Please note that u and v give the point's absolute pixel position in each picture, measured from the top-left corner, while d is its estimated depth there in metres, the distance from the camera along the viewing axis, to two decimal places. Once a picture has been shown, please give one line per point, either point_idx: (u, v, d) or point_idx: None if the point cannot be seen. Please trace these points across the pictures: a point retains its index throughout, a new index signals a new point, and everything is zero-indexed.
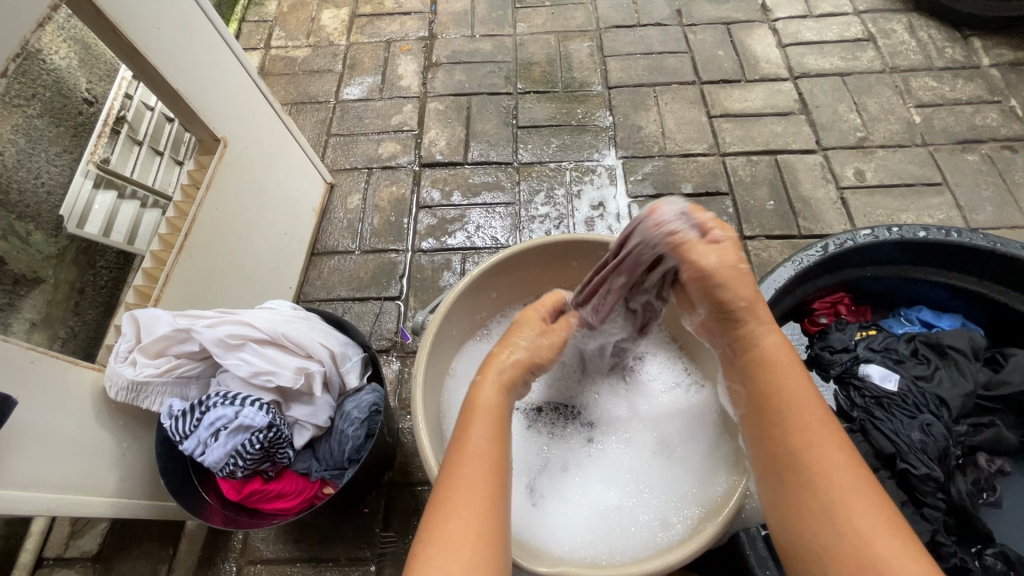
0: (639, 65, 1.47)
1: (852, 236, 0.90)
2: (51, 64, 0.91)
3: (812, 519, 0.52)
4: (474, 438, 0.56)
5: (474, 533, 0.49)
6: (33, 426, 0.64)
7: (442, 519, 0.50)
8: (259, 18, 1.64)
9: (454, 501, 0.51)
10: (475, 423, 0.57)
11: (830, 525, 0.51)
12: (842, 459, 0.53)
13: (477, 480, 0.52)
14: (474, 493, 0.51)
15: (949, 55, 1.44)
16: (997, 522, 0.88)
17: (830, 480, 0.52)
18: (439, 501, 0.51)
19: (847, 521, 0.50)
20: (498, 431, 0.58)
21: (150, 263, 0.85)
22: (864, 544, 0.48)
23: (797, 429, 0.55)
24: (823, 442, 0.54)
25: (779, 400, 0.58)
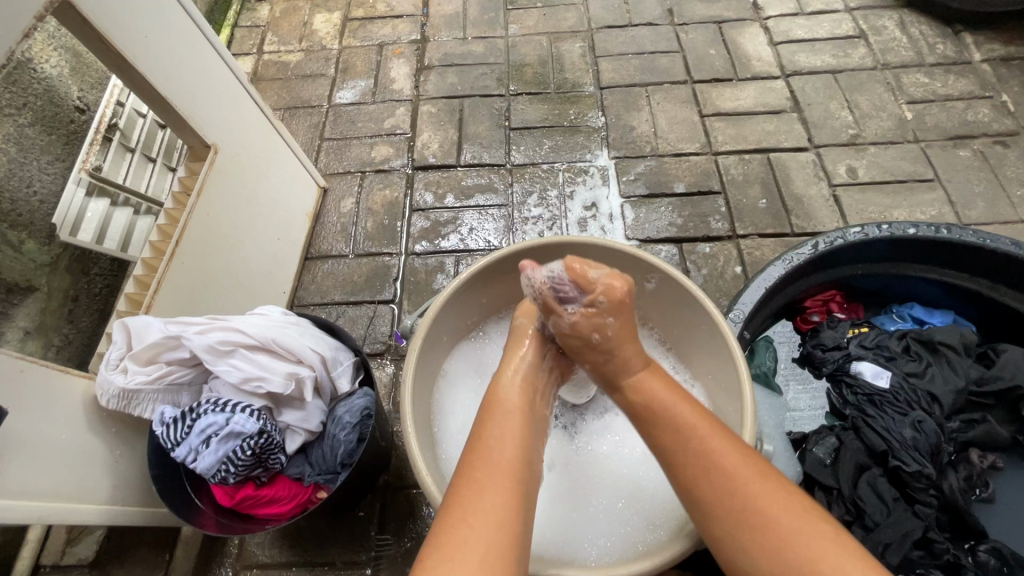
0: (631, 65, 1.47)
1: (842, 234, 0.90)
2: (41, 72, 0.93)
3: (741, 532, 0.53)
4: (495, 439, 0.57)
5: (495, 533, 0.49)
6: (24, 434, 0.64)
7: (462, 517, 0.50)
8: (251, 24, 1.65)
9: (472, 502, 0.51)
10: (494, 424, 0.59)
11: (751, 539, 0.52)
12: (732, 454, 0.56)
13: (492, 488, 0.52)
14: (489, 500, 0.51)
15: (940, 51, 1.45)
16: (991, 517, 0.89)
17: (739, 496, 0.54)
18: (455, 504, 0.51)
19: (767, 530, 0.52)
20: (517, 436, 0.58)
21: (141, 270, 0.86)
22: (784, 545, 0.51)
23: (700, 451, 0.57)
24: (722, 459, 0.56)
25: (680, 431, 0.59)
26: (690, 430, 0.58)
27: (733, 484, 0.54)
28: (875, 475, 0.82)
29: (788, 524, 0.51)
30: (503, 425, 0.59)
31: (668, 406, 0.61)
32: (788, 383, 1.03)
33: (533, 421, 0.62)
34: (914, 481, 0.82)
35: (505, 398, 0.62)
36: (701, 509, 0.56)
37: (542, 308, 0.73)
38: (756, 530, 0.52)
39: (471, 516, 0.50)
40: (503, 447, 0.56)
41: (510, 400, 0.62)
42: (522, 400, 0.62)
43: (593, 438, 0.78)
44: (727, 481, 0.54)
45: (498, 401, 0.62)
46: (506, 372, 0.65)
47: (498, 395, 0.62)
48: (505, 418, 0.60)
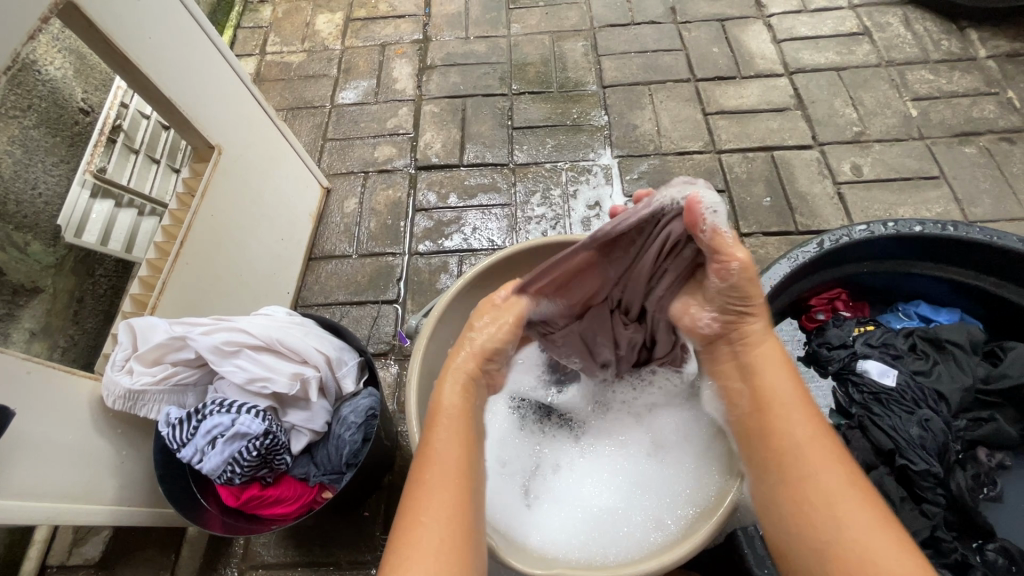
0: (634, 63, 1.47)
1: (847, 232, 0.90)
2: (46, 75, 0.92)
3: (810, 526, 0.52)
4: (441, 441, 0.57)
5: (449, 530, 0.49)
6: (31, 436, 0.64)
7: (413, 524, 0.49)
8: (254, 24, 1.65)
9: (422, 506, 0.51)
10: (438, 429, 0.58)
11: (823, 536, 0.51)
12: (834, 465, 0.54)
13: (443, 488, 0.52)
14: (439, 502, 0.51)
15: (945, 48, 1.44)
16: (999, 515, 0.88)
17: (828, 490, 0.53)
18: (403, 510, 0.51)
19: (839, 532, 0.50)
20: (461, 433, 0.58)
21: (147, 271, 0.86)
22: (854, 545, 0.49)
23: (792, 432, 0.56)
24: (823, 454, 0.55)
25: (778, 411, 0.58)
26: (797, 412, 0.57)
27: (821, 480, 0.53)
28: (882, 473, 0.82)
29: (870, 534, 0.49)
30: (449, 426, 0.58)
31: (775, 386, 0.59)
32: None
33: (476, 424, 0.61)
34: (921, 480, 0.81)
35: (451, 405, 0.60)
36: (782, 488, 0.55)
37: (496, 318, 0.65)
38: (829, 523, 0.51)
39: (422, 518, 0.50)
40: (448, 446, 0.56)
41: (455, 407, 0.60)
42: (464, 405, 0.61)
43: (596, 440, 0.78)
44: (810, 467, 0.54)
45: (441, 406, 0.60)
46: (446, 387, 0.62)
47: (444, 404, 0.60)
48: (449, 421, 0.59)
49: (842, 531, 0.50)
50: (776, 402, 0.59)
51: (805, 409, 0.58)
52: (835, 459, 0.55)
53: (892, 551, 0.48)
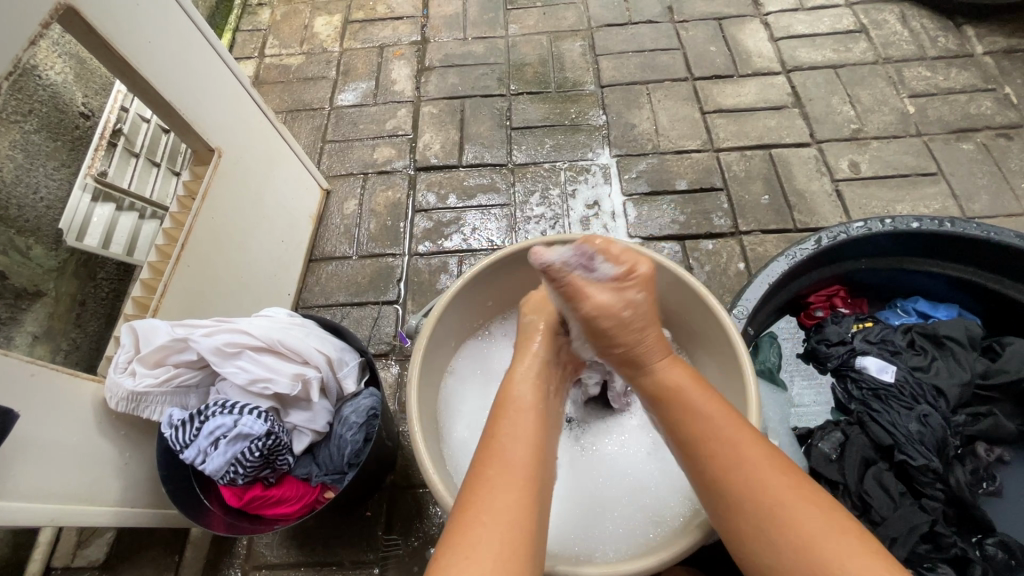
0: (631, 63, 1.48)
1: (845, 229, 0.90)
2: (47, 79, 0.94)
3: (762, 536, 0.51)
4: (506, 437, 0.56)
5: (511, 529, 0.49)
6: (35, 437, 0.64)
7: (473, 517, 0.49)
8: (253, 28, 1.66)
9: (486, 499, 0.50)
10: (505, 423, 0.58)
11: (772, 537, 0.51)
12: (777, 476, 0.53)
13: (503, 487, 0.51)
14: (498, 501, 0.50)
15: (942, 44, 1.44)
16: (997, 510, 0.88)
17: (763, 485, 0.53)
18: (463, 503, 0.50)
19: (787, 529, 0.50)
20: (529, 432, 0.57)
21: (148, 274, 0.86)
22: (812, 548, 0.49)
23: (705, 437, 0.57)
24: (751, 463, 0.54)
25: (695, 423, 0.59)
26: (713, 430, 0.57)
27: (756, 478, 0.53)
28: (881, 468, 0.82)
29: (811, 520, 0.50)
30: (520, 420, 0.58)
31: (687, 401, 0.61)
32: (793, 378, 1.04)
33: (545, 422, 0.60)
34: (920, 475, 0.82)
35: (520, 399, 0.61)
36: (725, 501, 0.55)
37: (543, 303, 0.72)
38: (774, 527, 0.51)
39: (484, 513, 0.49)
40: (513, 444, 0.55)
41: (525, 400, 0.61)
42: (533, 401, 0.61)
43: (597, 437, 0.79)
44: (748, 483, 0.53)
45: (508, 403, 0.61)
46: (518, 376, 0.64)
47: (511, 398, 0.61)
48: (519, 421, 0.58)
49: (794, 543, 0.50)
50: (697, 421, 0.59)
51: (722, 415, 0.58)
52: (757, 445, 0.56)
53: (830, 531, 0.49)
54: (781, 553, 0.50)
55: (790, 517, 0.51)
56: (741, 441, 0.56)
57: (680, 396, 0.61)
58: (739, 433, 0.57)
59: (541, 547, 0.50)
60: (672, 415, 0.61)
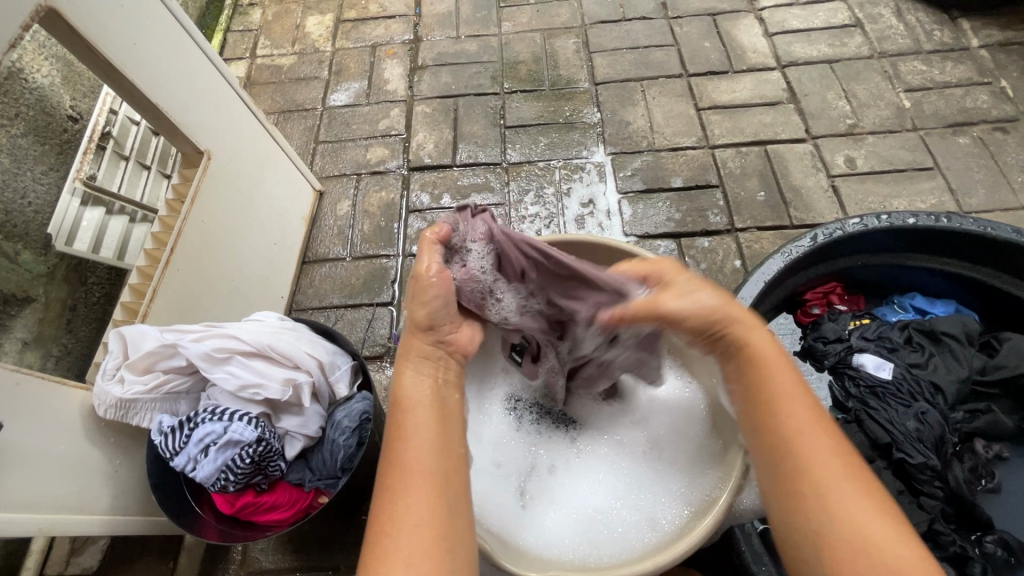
0: (625, 60, 1.47)
1: (840, 225, 0.90)
2: (33, 82, 0.93)
3: (809, 508, 0.50)
4: (408, 440, 0.54)
5: (418, 535, 0.48)
6: (23, 447, 0.63)
7: (383, 531, 0.48)
8: (244, 28, 1.64)
9: (391, 512, 0.49)
10: (407, 427, 0.55)
11: (823, 511, 0.50)
12: (836, 453, 0.52)
13: (410, 492, 0.50)
14: (409, 507, 0.49)
15: (937, 38, 1.43)
16: (997, 506, 0.88)
17: (822, 464, 0.51)
18: (376, 521, 0.49)
19: (839, 509, 0.49)
20: (432, 427, 0.55)
21: (137, 278, 0.85)
22: (863, 533, 0.48)
23: (777, 405, 0.55)
24: (816, 434, 0.53)
25: (767, 385, 0.56)
26: (787, 396, 0.55)
27: (818, 458, 0.52)
28: (878, 467, 0.82)
29: (867, 512, 0.49)
30: (416, 422, 0.55)
31: (769, 365, 0.57)
32: None
33: (447, 412, 0.57)
34: (919, 473, 0.82)
35: (415, 400, 0.57)
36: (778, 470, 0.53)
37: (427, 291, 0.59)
38: (825, 506, 0.50)
39: (391, 527, 0.48)
40: (415, 447, 0.53)
41: (420, 398, 0.57)
42: (430, 396, 0.57)
43: (594, 439, 0.78)
44: (812, 454, 0.52)
45: (407, 402, 0.57)
46: (407, 378, 0.59)
47: (404, 400, 0.57)
48: (420, 416, 0.55)
49: (844, 521, 0.49)
50: (771, 379, 0.56)
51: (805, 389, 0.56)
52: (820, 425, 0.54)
53: (887, 524, 0.48)
54: (820, 527, 0.49)
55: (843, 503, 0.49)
56: (808, 417, 0.54)
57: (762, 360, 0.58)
58: (814, 410, 0.55)
59: (460, 540, 0.49)
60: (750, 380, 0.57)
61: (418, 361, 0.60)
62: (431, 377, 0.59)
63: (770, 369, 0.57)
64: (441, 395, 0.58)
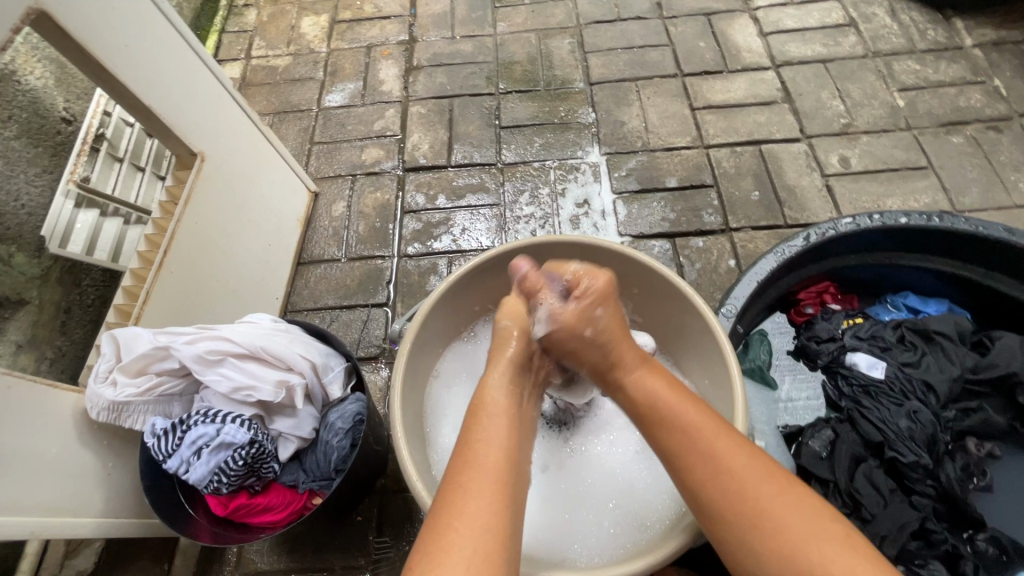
0: (620, 60, 1.47)
1: (833, 225, 0.90)
2: (27, 84, 0.92)
3: (736, 523, 0.52)
4: (481, 442, 0.56)
5: (485, 533, 0.49)
6: (17, 450, 0.64)
7: (448, 523, 0.49)
8: (239, 29, 1.64)
9: (460, 505, 0.50)
10: (479, 429, 0.58)
11: (748, 527, 0.51)
12: (748, 457, 0.55)
13: (481, 488, 0.52)
14: (476, 502, 0.51)
15: (931, 37, 1.44)
16: (989, 505, 0.88)
17: (741, 476, 0.53)
18: (436, 516, 0.50)
19: (762, 516, 0.51)
20: (502, 435, 0.57)
21: (130, 281, 0.86)
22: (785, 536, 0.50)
23: (691, 432, 0.57)
24: (723, 438, 0.56)
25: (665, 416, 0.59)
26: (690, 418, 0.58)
27: (733, 466, 0.54)
28: (870, 465, 0.82)
29: (788, 509, 0.51)
30: (492, 425, 0.58)
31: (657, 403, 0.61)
32: (783, 375, 1.03)
33: (521, 425, 0.61)
34: (911, 471, 0.82)
35: (496, 404, 0.60)
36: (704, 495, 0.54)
37: (517, 306, 0.71)
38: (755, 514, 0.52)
39: (455, 519, 0.49)
40: (487, 447, 0.56)
41: (497, 403, 0.60)
42: (510, 402, 0.61)
43: (587, 439, 0.78)
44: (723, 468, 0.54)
45: (482, 408, 0.61)
46: (492, 382, 0.63)
47: (486, 402, 0.61)
48: (490, 422, 0.58)
49: (769, 528, 0.51)
50: (672, 410, 0.59)
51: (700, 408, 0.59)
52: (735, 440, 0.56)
53: (809, 519, 0.50)
54: (759, 540, 0.51)
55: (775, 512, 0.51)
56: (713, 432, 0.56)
57: (654, 404, 0.61)
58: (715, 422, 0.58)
59: (517, 551, 0.50)
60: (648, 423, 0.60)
61: (505, 366, 0.65)
62: (513, 368, 0.65)
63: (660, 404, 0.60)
64: (517, 405, 0.62)
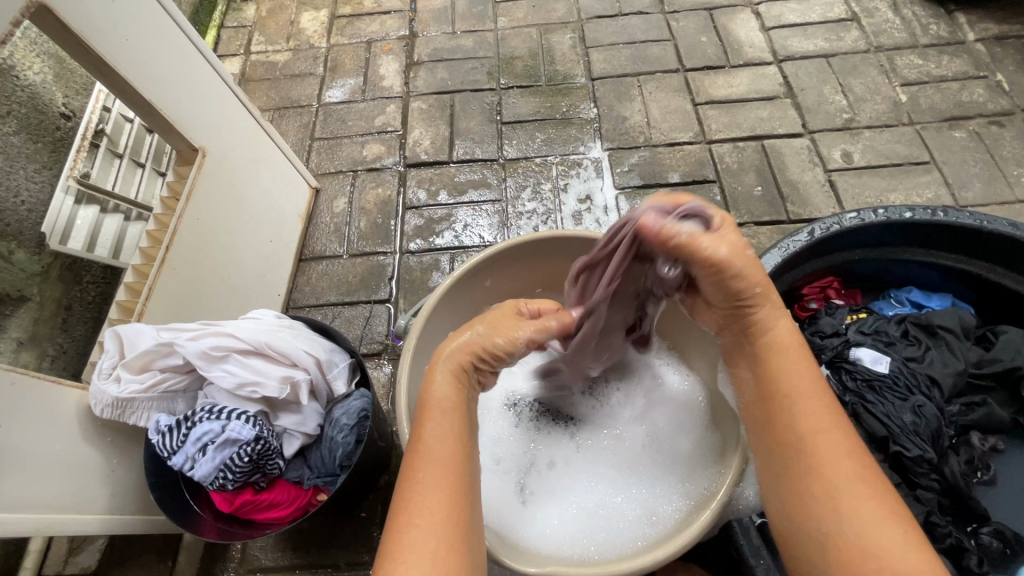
0: (622, 55, 1.46)
1: (837, 220, 0.89)
2: (25, 79, 0.92)
3: (818, 509, 0.52)
4: (435, 436, 0.54)
5: (442, 530, 0.49)
6: (22, 446, 0.63)
7: (408, 520, 0.49)
8: (238, 24, 1.63)
9: (415, 503, 0.50)
10: (431, 422, 0.56)
11: (825, 516, 0.52)
12: (847, 447, 0.54)
13: (436, 486, 0.51)
14: (432, 502, 0.50)
15: (933, 32, 1.43)
16: (992, 499, 0.88)
17: (832, 466, 0.53)
18: (398, 509, 0.50)
19: (847, 513, 0.51)
20: (456, 425, 0.56)
21: (132, 277, 0.85)
22: (864, 534, 0.49)
23: (799, 415, 0.55)
24: (828, 432, 0.54)
25: (781, 382, 0.57)
26: (800, 401, 0.56)
27: (830, 454, 0.53)
28: None
29: (871, 512, 0.50)
30: (446, 419, 0.56)
31: (787, 355, 0.58)
32: None
33: (470, 414, 0.58)
34: (916, 466, 0.82)
35: (442, 398, 0.57)
36: (795, 465, 0.55)
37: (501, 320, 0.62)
38: (837, 507, 0.51)
39: (416, 518, 0.49)
40: (441, 443, 0.54)
41: (449, 398, 0.57)
42: (458, 397, 0.58)
43: (593, 433, 0.78)
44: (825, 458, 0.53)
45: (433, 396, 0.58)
46: (437, 377, 0.58)
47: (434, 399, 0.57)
48: (445, 412, 0.56)
49: (850, 522, 0.50)
50: (790, 391, 0.57)
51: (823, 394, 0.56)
52: (833, 418, 0.55)
53: (891, 524, 0.49)
54: (830, 531, 0.51)
55: (859, 506, 0.50)
56: (824, 417, 0.55)
57: (770, 365, 0.58)
58: (830, 401, 0.56)
59: (474, 545, 0.50)
60: (764, 379, 0.59)
61: (454, 370, 0.59)
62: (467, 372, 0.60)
63: (787, 362, 0.58)
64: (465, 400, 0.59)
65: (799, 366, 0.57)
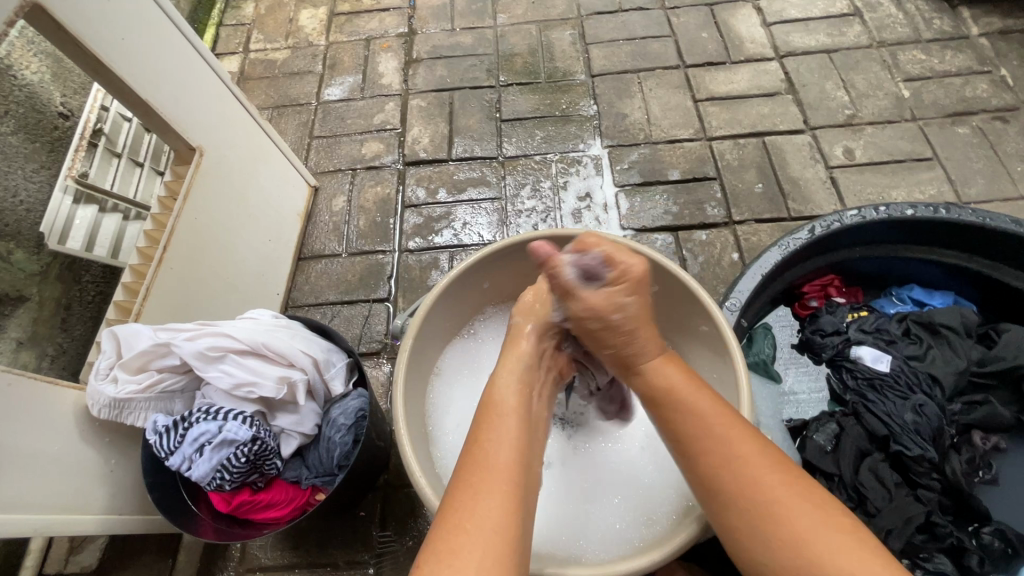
0: (622, 51, 1.45)
1: (838, 217, 0.89)
2: (23, 79, 0.91)
3: (750, 524, 0.52)
4: (491, 441, 0.55)
5: (495, 533, 0.48)
6: (19, 447, 0.63)
7: (459, 524, 0.48)
8: (237, 22, 1.63)
9: (469, 506, 0.49)
10: (489, 427, 0.57)
11: (760, 530, 0.51)
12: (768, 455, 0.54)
13: (488, 489, 0.50)
14: (484, 505, 0.49)
15: (937, 26, 1.42)
16: (993, 498, 0.88)
17: (756, 478, 0.53)
18: (447, 510, 0.49)
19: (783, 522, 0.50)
20: (512, 433, 0.57)
21: (130, 277, 0.85)
22: (803, 544, 0.49)
23: (712, 431, 0.56)
24: (746, 441, 0.55)
25: (690, 406, 0.58)
26: (714, 419, 0.57)
27: (750, 465, 0.54)
28: (876, 459, 0.82)
29: (807, 518, 0.50)
30: (503, 424, 0.57)
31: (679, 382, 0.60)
32: (787, 368, 1.02)
33: (530, 425, 0.59)
34: (917, 465, 0.81)
35: (504, 402, 0.60)
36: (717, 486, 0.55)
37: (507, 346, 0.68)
38: (769, 519, 0.51)
39: (468, 522, 0.48)
40: (499, 448, 0.54)
41: (508, 403, 0.60)
42: (519, 404, 0.60)
43: (590, 436, 0.77)
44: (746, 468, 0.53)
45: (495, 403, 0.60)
46: (502, 381, 0.62)
47: (494, 406, 0.59)
48: (501, 421, 0.57)
49: (787, 530, 0.50)
50: (693, 411, 0.58)
51: (725, 410, 0.57)
52: (747, 429, 0.56)
53: (826, 527, 0.49)
54: (769, 544, 0.50)
55: (787, 509, 0.51)
56: (737, 431, 0.56)
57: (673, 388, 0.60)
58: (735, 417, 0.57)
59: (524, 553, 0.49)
60: (671, 411, 0.60)
61: (514, 373, 0.63)
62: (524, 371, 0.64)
63: (688, 389, 0.60)
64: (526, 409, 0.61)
65: (699, 391, 0.59)
